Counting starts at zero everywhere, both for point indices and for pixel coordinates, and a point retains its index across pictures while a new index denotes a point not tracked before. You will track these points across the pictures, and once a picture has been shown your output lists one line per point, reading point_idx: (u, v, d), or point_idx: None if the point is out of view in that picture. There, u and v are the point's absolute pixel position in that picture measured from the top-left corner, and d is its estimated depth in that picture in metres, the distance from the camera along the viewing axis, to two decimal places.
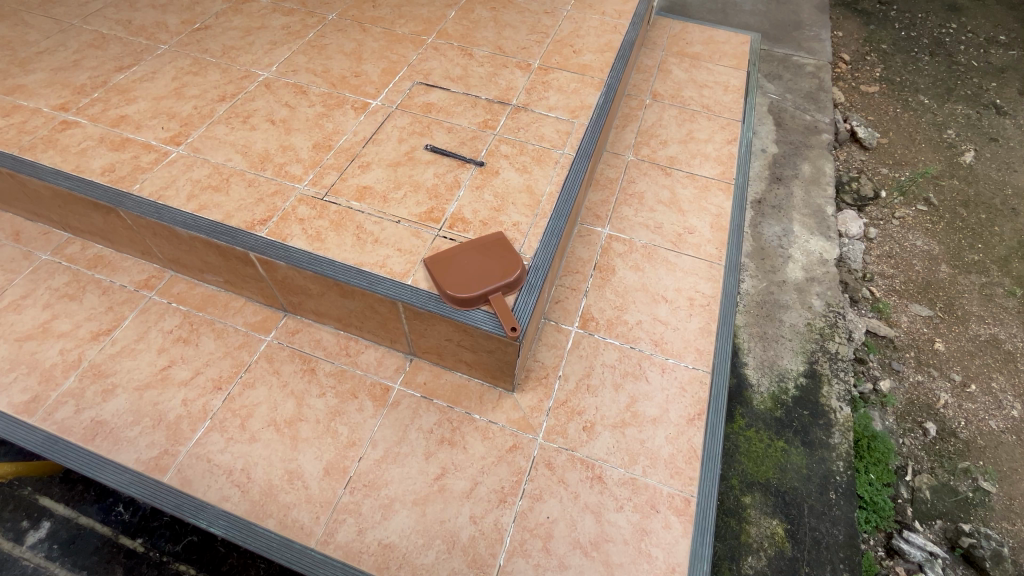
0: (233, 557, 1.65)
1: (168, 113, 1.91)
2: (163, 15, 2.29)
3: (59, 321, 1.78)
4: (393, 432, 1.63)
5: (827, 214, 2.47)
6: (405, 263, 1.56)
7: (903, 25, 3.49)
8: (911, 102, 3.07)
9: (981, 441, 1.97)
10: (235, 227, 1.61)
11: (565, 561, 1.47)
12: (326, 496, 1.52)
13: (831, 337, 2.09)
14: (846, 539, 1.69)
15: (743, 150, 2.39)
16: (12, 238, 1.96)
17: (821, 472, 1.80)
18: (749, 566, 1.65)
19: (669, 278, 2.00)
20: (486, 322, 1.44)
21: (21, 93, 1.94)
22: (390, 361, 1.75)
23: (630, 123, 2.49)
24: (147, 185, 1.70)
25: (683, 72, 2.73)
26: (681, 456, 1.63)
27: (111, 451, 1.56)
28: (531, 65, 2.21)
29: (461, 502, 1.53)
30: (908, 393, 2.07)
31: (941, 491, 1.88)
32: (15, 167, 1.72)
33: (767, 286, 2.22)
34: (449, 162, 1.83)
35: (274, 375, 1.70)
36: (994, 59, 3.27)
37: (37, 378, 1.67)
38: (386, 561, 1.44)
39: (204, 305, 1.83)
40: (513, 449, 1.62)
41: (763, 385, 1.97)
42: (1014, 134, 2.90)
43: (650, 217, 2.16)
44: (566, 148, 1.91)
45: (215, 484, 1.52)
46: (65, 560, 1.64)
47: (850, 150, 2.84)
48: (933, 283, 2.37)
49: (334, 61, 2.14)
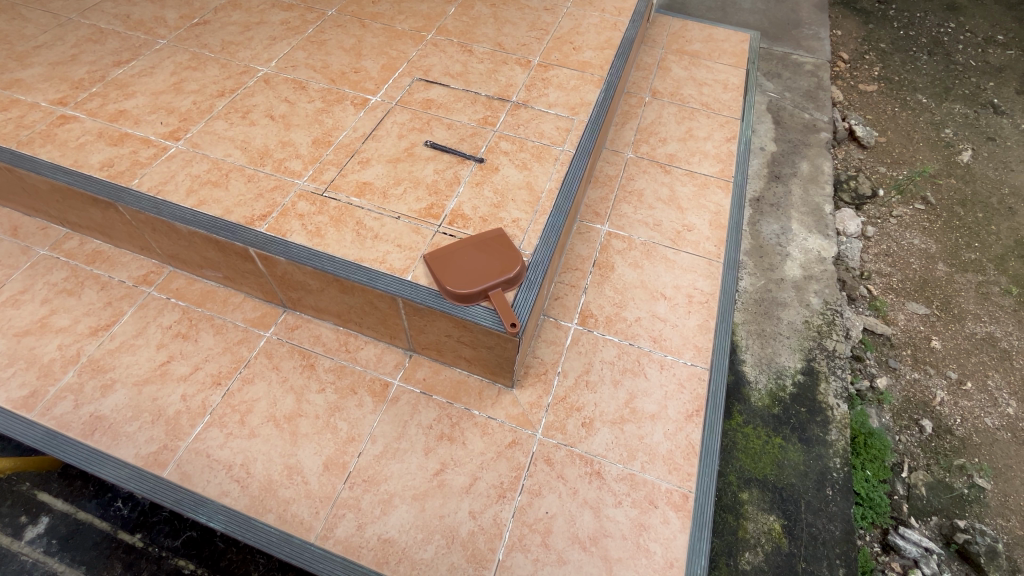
0: (231, 553, 1.65)
1: (167, 108, 1.91)
2: (161, 10, 2.28)
3: (58, 316, 1.78)
4: (393, 428, 1.63)
5: (825, 213, 2.48)
6: (405, 259, 1.56)
7: (902, 24, 3.49)
8: (909, 102, 3.08)
9: (977, 438, 1.98)
10: (235, 223, 1.61)
11: (564, 556, 1.47)
12: (326, 491, 1.52)
13: (828, 335, 2.10)
14: (842, 535, 1.70)
15: (742, 148, 2.40)
16: (10, 233, 1.95)
17: (819, 469, 1.81)
18: (746, 562, 1.66)
19: (668, 275, 2.00)
20: (486, 318, 1.44)
21: (19, 87, 1.93)
22: (389, 358, 1.76)
23: (630, 120, 2.49)
24: (147, 180, 1.70)
25: (683, 70, 2.73)
26: (679, 452, 1.64)
27: (110, 447, 1.56)
28: (531, 62, 2.21)
29: (461, 497, 1.54)
30: (904, 391, 2.09)
31: (936, 488, 1.89)
32: (13, 162, 1.71)
33: (765, 283, 2.23)
34: (449, 158, 1.83)
35: (274, 371, 1.71)
36: (992, 59, 3.28)
37: (35, 373, 1.67)
38: (386, 556, 1.45)
39: (203, 301, 1.83)
40: (512, 445, 1.62)
41: (761, 382, 1.98)
42: (1011, 134, 2.91)
43: (649, 215, 2.16)
44: (566, 145, 1.91)
45: (216, 479, 1.52)
46: (64, 556, 1.63)
47: (849, 149, 2.85)
48: (930, 281, 2.38)
49: (333, 57, 2.14)
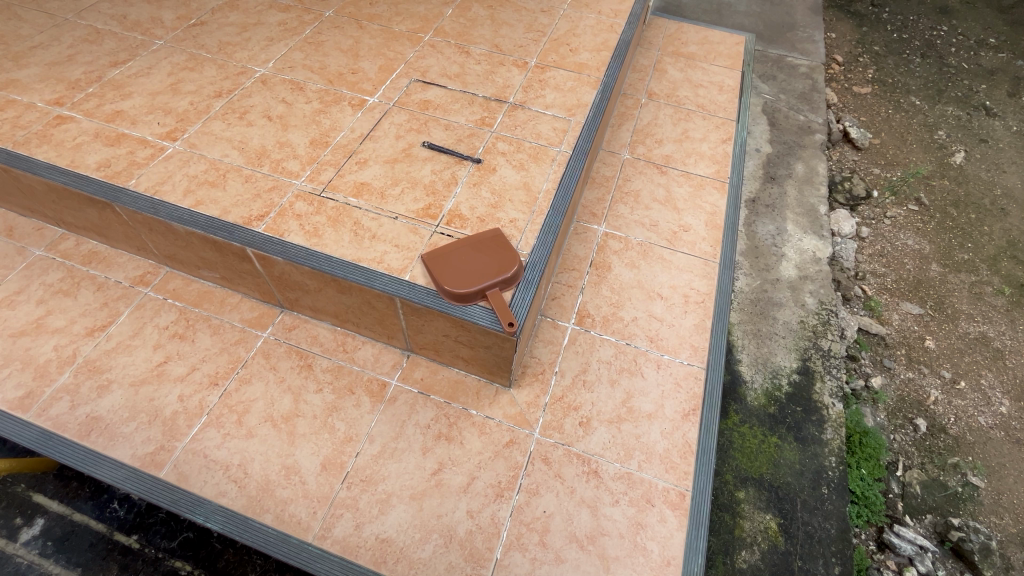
0: (228, 553, 1.65)
1: (164, 108, 1.91)
2: (159, 10, 2.28)
3: (53, 317, 1.78)
4: (391, 427, 1.63)
5: (820, 213, 2.49)
6: (402, 259, 1.57)
7: (896, 27, 3.52)
8: (903, 103, 3.10)
9: (970, 437, 2.00)
10: (232, 223, 1.61)
11: (562, 555, 1.48)
12: (323, 491, 1.52)
13: (823, 335, 2.11)
14: (838, 533, 1.71)
15: (737, 150, 2.41)
16: (6, 234, 1.95)
17: (815, 467, 1.82)
18: (743, 560, 1.66)
19: (665, 276, 2.01)
20: (484, 317, 1.44)
21: (14, 88, 1.93)
22: (387, 358, 1.76)
23: (627, 121, 2.51)
24: (143, 180, 1.70)
25: (678, 72, 2.75)
26: (675, 451, 1.65)
27: (106, 447, 1.56)
28: (528, 63, 2.21)
29: (458, 497, 1.54)
30: (898, 390, 2.10)
31: (931, 486, 1.90)
32: (9, 162, 1.71)
33: (760, 284, 2.24)
34: (447, 159, 1.84)
35: (271, 371, 1.71)
36: (984, 62, 3.31)
37: (31, 374, 1.66)
38: (384, 555, 1.45)
39: (200, 302, 1.83)
40: (509, 444, 1.62)
41: (757, 381, 1.99)
42: (1003, 136, 2.94)
43: (646, 215, 2.17)
44: (563, 146, 1.92)
45: (213, 480, 1.52)
46: (59, 557, 1.63)
47: (843, 151, 2.88)
48: (923, 281, 2.40)
49: (331, 58, 2.14)
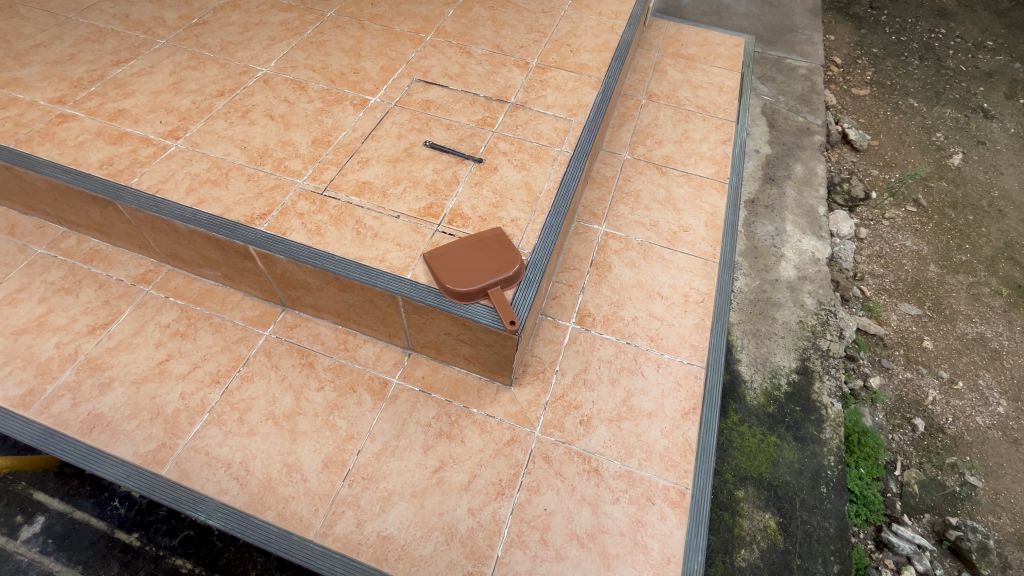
0: (229, 551, 1.65)
1: (167, 107, 1.91)
2: (160, 10, 2.28)
3: (55, 315, 1.78)
4: (392, 425, 1.63)
5: (819, 214, 2.50)
6: (404, 258, 1.57)
7: (894, 30, 3.54)
8: (901, 105, 3.12)
9: (968, 437, 2.01)
10: (235, 221, 1.62)
11: (562, 553, 1.48)
12: (324, 489, 1.53)
13: (822, 335, 2.12)
14: (837, 532, 1.72)
15: (737, 150, 2.42)
16: (8, 232, 1.95)
17: (814, 466, 1.83)
18: (742, 558, 1.67)
19: (665, 275, 2.02)
20: (486, 315, 1.45)
21: (17, 86, 1.93)
22: (388, 356, 1.76)
23: (627, 122, 2.52)
24: (145, 178, 1.70)
25: (678, 73, 2.77)
26: (675, 450, 1.66)
27: (108, 444, 1.56)
28: (529, 64, 2.22)
29: (459, 495, 1.55)
30: (896, 390, 2.11)
31: (929, 485, 1.91)
32: (12, 161, 1.71)
33: (759, 284, 2.25)
34: (448, 158, 1.85)
35: (272, 369, 1.71)
36: (981, 64, 3.33)
37: (33, 371, 1.66)
38: (386, 552, 1.45)
39: (201, 300, 1.83)
40: (510, 443, 1.63)
41: (756, 381, 2.00)
42: (1000, 138, 2.96)
43: (646, 215, 2.18)
44: (564, 146, 1.93)
45: (214, 477, 1.53)
46: (59, 555, 1.63)
47: (842, 152, 2.89)
48: (921, 282, 2.41)
49: (333, 58, 2.15)
